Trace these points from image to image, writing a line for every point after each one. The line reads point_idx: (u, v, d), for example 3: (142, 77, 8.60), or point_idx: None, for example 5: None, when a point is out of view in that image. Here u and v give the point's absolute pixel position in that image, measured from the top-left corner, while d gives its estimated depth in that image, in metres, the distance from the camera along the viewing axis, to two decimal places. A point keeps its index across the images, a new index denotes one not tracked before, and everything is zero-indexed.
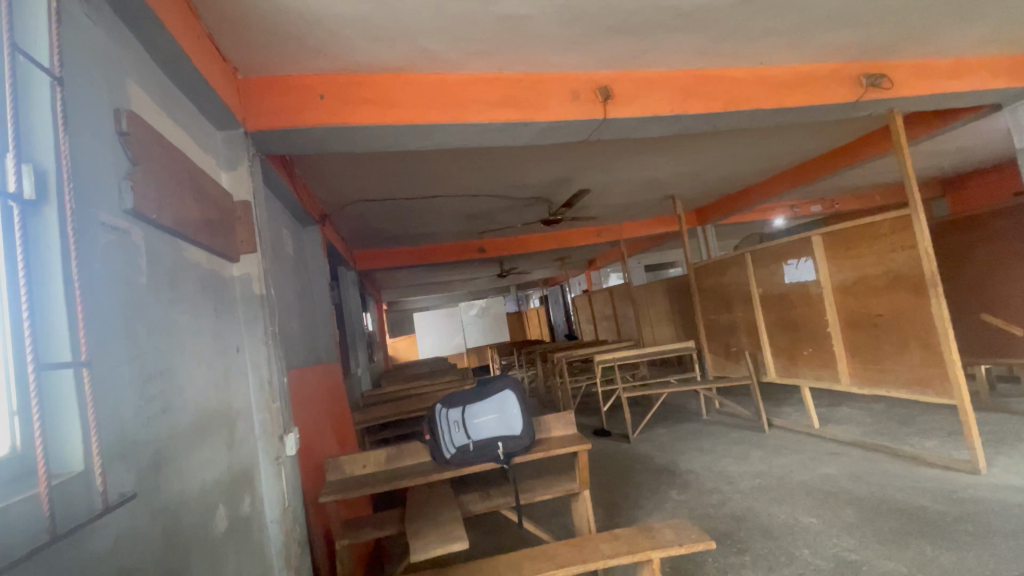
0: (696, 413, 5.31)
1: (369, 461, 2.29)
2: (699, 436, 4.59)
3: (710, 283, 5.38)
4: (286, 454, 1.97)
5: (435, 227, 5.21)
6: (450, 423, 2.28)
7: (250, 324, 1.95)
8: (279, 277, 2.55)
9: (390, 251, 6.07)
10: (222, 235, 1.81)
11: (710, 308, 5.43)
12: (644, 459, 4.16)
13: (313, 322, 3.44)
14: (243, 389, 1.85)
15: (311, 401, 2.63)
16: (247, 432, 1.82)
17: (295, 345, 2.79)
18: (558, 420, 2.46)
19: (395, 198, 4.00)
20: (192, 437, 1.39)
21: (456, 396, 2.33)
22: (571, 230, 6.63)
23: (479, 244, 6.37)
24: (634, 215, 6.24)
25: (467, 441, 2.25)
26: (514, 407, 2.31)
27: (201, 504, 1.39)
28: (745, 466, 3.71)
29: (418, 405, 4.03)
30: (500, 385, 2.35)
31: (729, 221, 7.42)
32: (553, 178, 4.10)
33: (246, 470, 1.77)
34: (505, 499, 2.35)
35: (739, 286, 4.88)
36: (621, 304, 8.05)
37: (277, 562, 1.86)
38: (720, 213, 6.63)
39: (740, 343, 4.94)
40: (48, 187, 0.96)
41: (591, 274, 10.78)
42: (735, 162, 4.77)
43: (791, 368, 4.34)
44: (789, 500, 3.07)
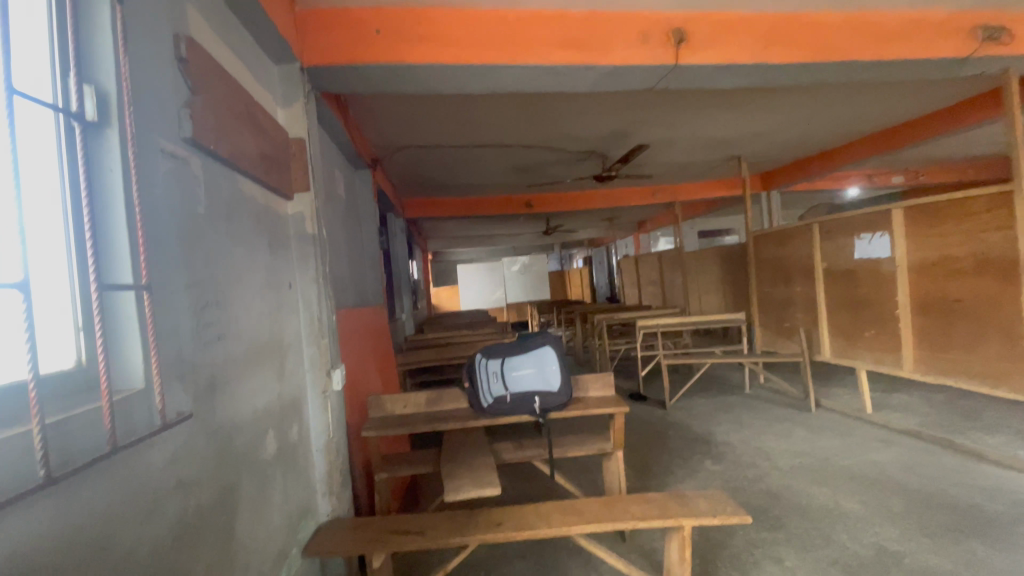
0: (738, 386, 5.16)
1: (410, 402, 2.36)
2: (739, 410, 4.47)
3: (769, 254, 5.06)
4: (333, 389, 2.05)
5: (484, 177, 5.11)
6: (488, 373, 2.28)
7: (302, 262, 1.99)
8: (330, 217, 2.58)
9: (438, 201, 6.05)
10: (277, 172, 1.82)
11: (766, 280, 5.15)
12: (679, 427, 4.11)
13: (362, 266, 3.51)
14: (295, 324, 1.92)
15: (357, 341, 2.71)
16: (297, 365, 1.90)
17: (344, 286, 2.86)
18: (597, 380, 2.42)
19: (446, 145, 3.92)
20: (245, 365, 1.46)
21: (496, 347, 2.32)
22: (624, 189, 6.36)
23: (528, 199, 6.23)
24: (692, 176, 5.89)
25: (504, 392, 2.25)
26: (554, 364, 2.28)
27: (253, 429, 1.47)
28: (786, 444, 3.59)
29: (458, 353, 4.11)
30: (541, 340, 2.33)
31: (796, 188, 6.90)
32: (610, 130, 3.88)
33: (295, 401, 1.85)
34: (538, 451, 2.38)
35: (801, 258, 4.58)
36: (669, 270, 7.78)
37: (320, 487, 1.98)
38: (787, 179, 6.16)
39: (795, 319, 4.69)
40: (108, 110, 0.96)
41: (639, 236, 10.44)
42: (812, 122, 4.35)
43: (849, 349, 4.09)
44: (830, 483, 2.97)
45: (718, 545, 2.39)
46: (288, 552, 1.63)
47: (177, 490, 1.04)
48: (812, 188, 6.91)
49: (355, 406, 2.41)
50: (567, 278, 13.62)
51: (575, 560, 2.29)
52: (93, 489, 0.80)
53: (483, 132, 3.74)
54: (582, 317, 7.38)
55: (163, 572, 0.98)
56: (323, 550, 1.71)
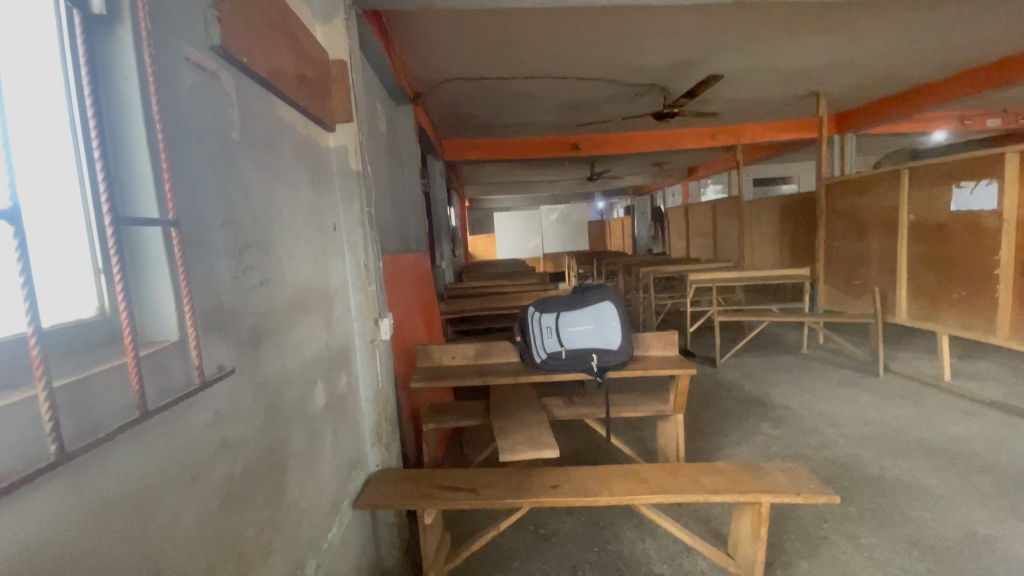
0: (794, 346, 4.85)
1: (458, 353, 2.22)
2: (797, 371, 4.20)
3: (844, 204, 4.58)
4: (381, 338, 1.93)
5: (529, 116, 4.76)
6: (542, 327, 2.11)
7: (347, 202, 1.82)
8: (373, 153, 2.38)
9: (479, 142, 5.73)
10: (317, 99, 1.62)
11: (837, 233, 4.69)
12: (732, 387, 3.89)
13: (404, 211, 3.34)
14: (341, 269, 1.77)
15: (400, 289, 2.56)
16: (344, 312, 1.77)
17: (387, 229, 2.70)
18: (658, 338, 2.21)
19: (492, 77, 3.59)
20: (291, 314, 1.33)
21: (550, 301, 2.14)
22: (680, 130, 5.85)
23: (574, 141, 5.84)
24: (759, 116, 5.33)
25: (559, 348, 2.07)
26: (614, 321, 2.08)
27: (302, 381, 1.36)
28: (852, 411, 3.33)
29: (501, 304, 3.97)
30: (600, 294, 2.12)
31: (875, 131, 6.17)
32: (677, 57, 3.44)
33: (344, 350, 1.74)
34: (592, 410, 2.23)
35: (882, 210, 4.09)
36: (722, 220, 7.28)
37: (369, 437, 1.90)
38: (868, 121, 5.50)
39: (867, 277, 4.28)
40: (119, 2, 0.78)
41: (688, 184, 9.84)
42: (914, 49, 3.74)
43: (930, 312, 3.69)
44: (904, 456, 2.73)
45: (781, 517, 2.24)
46: (339, 505, 1.57)
47: (222, 450, 0.94)
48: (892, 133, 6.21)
49: (402, 356, 2.31)
50: (606, 229, 13.15)
51: (628, 523, 2.18)
52: (119, 459, 0.69)
53: (534, 61, 3.39)
54: (625, 270, 7.07)
55: (210, 540, 0.89)
56: (374, 503, 1.64)
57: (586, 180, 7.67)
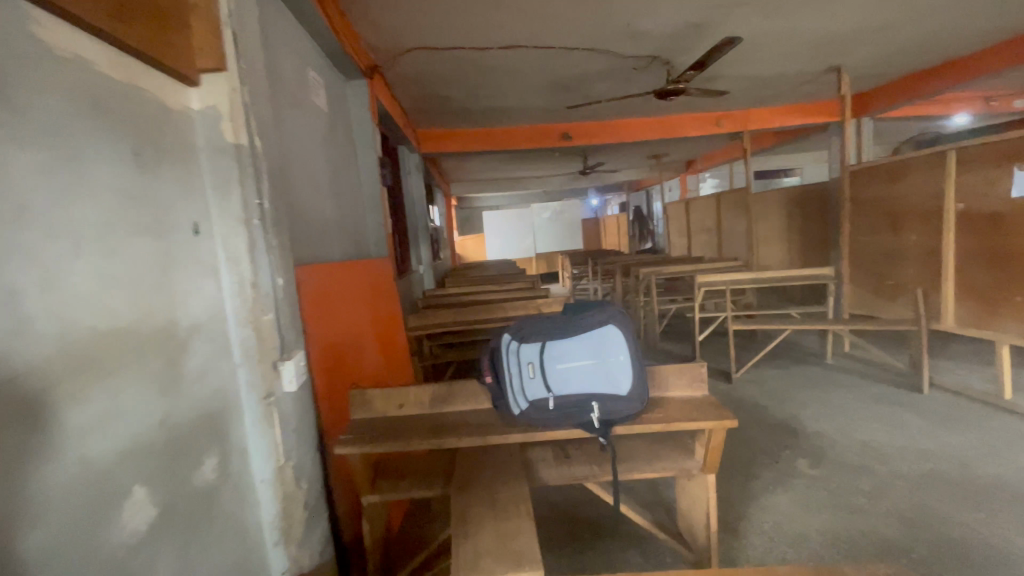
0: (816, 355, 4.29)
1: (408, 400, 1.63)
2: (824, 386, 3.65)
3: (872, 193, 4.01)
4: (282, 390, 1.32)
5: (513, 98, 4.16)
6: (520, 364, 1.49)
7: (219, 190, 1.22)
8: (292, 131, 1.78)
9: (459, 133, 5.12)
10: (145, 28, 1.04)
11: (865, 226, 4.11)
12: (753, 409, 3.31)
13: (357, 207, 2.73)
14: (209, 292, 1.18)
15: (338, 306, 1.95)
16: (216, 356, 1.18)
17: (324, 230, 2.10)
18: (681, 373, 1.62)
19: (464, 46, 2.99)
20: (36, 390, 0.76)
21: (530, 324, 1.52)
22: (682, 116, 5.30)
23: (565, 129, 5.25)
24: (770, 97, 4.76)
25: (547, 393, 1.46)
26: (622, 352, 1.48)
27: (72, 502, 0.80)
28: (902, 440, 2.75)
29: (482, 316, 3.37)
30: (600, 315, 1.50)
31: (895, 114, 5.60)
32: (685, 16, 2.86)
33: (214, 414, 1.15)
34: (593, 472, 1.64)
35: (919, 197, 3.52)
36: (727, 214, 6.69)
37: (271, 536, 1.30)
38: (890, 101, 4.86)
39: (903, 277, 3.71)
40: None
41: (686, 178, 9.27)
42: (961, 10, 3.16)
43: (984, 317, 3.10)
44: (985, 502, 2.12)
45: None
46: None
47: None
48: (909, 116, 5.53)
49: (333, 402, 1.70)
50: (601, 226, 12.53)
51: None
52: None
53: (513, 26, 2.79)
54: (623, 270, 6.48)
55: None
56: None
57: (580, 174, 7.09)
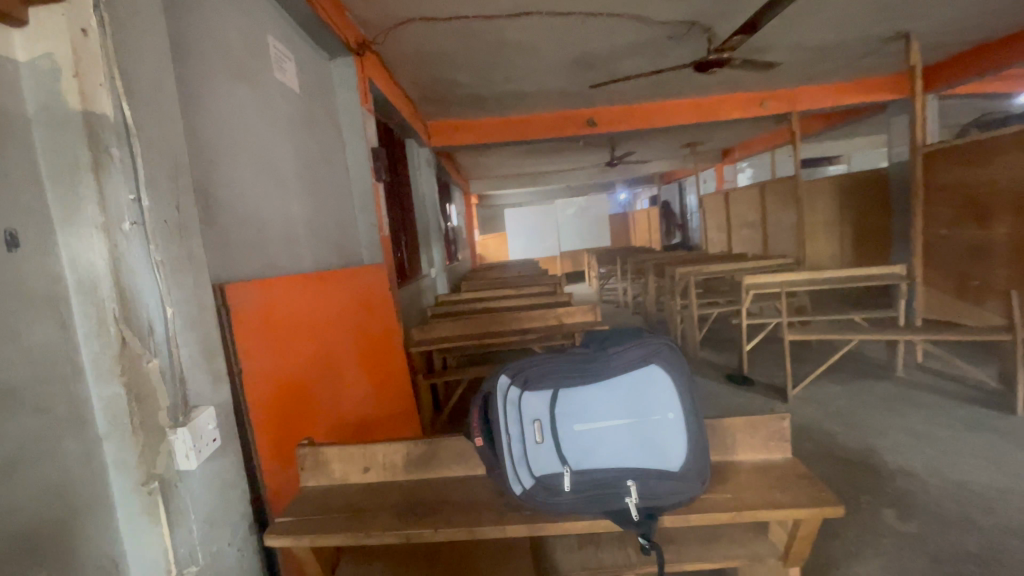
0: (884, 367, 3.68)
1: (374, 463, 1.22)
2: (898, 403, 3.06)
3: (949, 179, 3.23)
4: (174, 470, 0.91)
5: (530, 80, 3.70)
6: (525, 423, 1.04)
7: (63, 182, 0.82)
8: (225, 109, 1.38)
9: (472, 124, 4.68)
10: None
11: (943, 218, 3.32)
12: (816, 435, 2.75)
13: (342, 203, 2.32)
14: (44, 336, 0.79)
15: (304, 332, 1.58)
16: (53, 433, 0.79)
17: (287, 235, 1.69)
18: (752, 429, 1.16)
19: (469, 16, 2.55)
20: None
21: (542, 362, 1.07)
22: (720, 96, 4.76)
23: (589, 115, 4.76)
24: (825, 70, 4.16)
25: (561, 467, 1.02)
26: (671, 408, 1.02)
27: None
28: (999, 479, 2.06)
29: (494, 328, 2.93)
30: (637, 352, 1.04)
31: (960, 94, 4.62)
32: None
33: (47, 522, 0.76)
34: (628, 562, 1.18)
35: (1010, 183, 2.78)
36: (772, 206, 6.04)
37: None
38: (962, 69, 4.01)
39: (990, 277, 2.95)
40: None
41: (722, 169, 8.62)
42: None
43: None
44: None
45: None
46: None
47: None
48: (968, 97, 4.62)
49: (282, 458, 1.34)
50: (630, 223, 11.92)
51: None
52: None
53: None
54: (655, 270, 5.94)
55: None
56: None
57: (606, 166, 6.58)
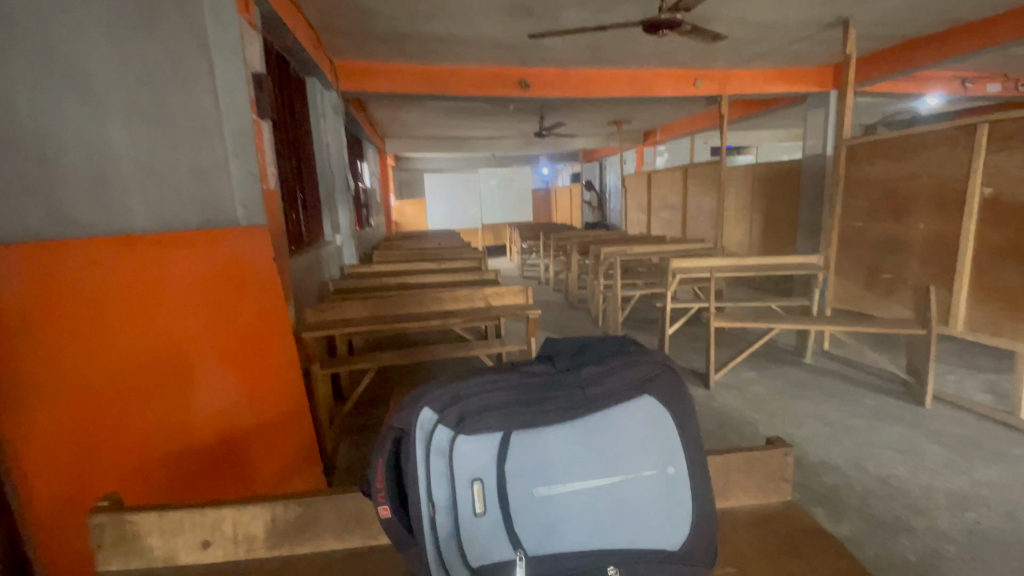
0: (792, 353, 3.80)
1: (218, 537, 0.79)
2: (810, 389, 3.12)
3: (871, 172, 3.30)
4: None
5: (460, 22, 3.20)
6: (455, 480, 0.69)
7: None
8: None
9: (388, 69, 4.07)
10: None
11: (859, 210, 3.40)
12: (739, 423, 2.68)
13: (205, 144, 1.71)
14: None
15: (116, 342, 1.34)
16: None
17: (96, 178, 1.58)
18: (749, 470, 0.91)
19: None
20: None
21: (484, 389, 0.73)
22: (656, 69, 4.58)
23: (521, 75, 4.35)
24: (759, 52, 4.10)
25: (511, 553, 0.68)
26: (671, 460, 0.73)
27: None
28: (921, 476, 2.06)
29: (411, 307, 2.50)
30: (623, 379, 0.74)
31: (874, 90, 4.84)
32: None
33: None
34: None
35: (934, 178, 2.86)
36: (693, 190, 6.11)
37: None
38: (886, 68, 4.16)
39: (904, 270, 3.06)
40: None
41: (644, 150, 8.68)
42: None
43: (1005, 323, 2.52)
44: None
45: None
46: None
47: None
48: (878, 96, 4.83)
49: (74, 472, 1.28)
50: (552, 198, 11.79)
51: None
52: None
53: None
54: (579, 247, 5.78)
55: None
56: None
57: (534, 135, 6.22)
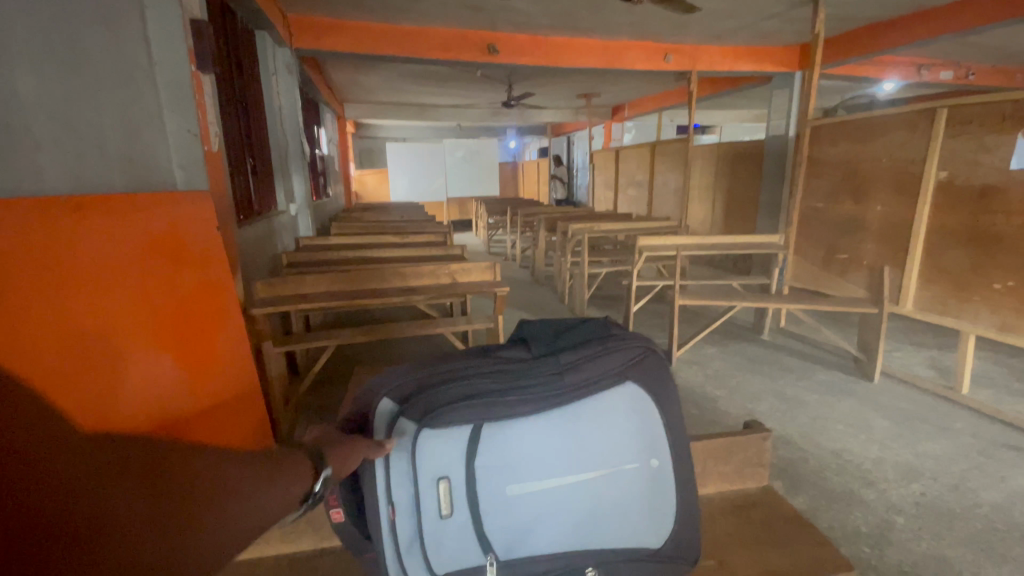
0: (750, 330, 3.90)
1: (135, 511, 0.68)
2: (768, 366, 3.20)
3: (833, 154, 3.35)
4: None
5: None
6: (418, 478, 0.62)
7: None
8: None
9: (345, 26, 3.79)
10: None
11: (819, 191, 3.46)
12: (701, 399, 2.72)
13: (136, 97, 1.53)
14: None
15: (23, 317, 1.02)
16: None
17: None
18: (728, 456, 0.88)
19: None
20: None
21: (452, 378, 0.66)
22: (627, 40, 4.47)
23: (489, 40, 4.16)
24: (730, 27, 4.06)
25: (481, 557, 0.63)
26: (654, 452, 0.69)
27: None
28: (872, 449, 2.15)
29: (371, 283, 2.37)
30: (605, 365, 0.68)
31: (838, 73, 4.90)
32: None
33: None
34: None
35: (892, 161, 2.92)
36: (660, 167, 6.12)
37: None
38: (850, 51, 4.21)
39: (860, 251, 3.15)
40: None
41: (612, 126, 8.61)
42: None
43: (953, 303, 2.62)
44: (1010, 559, 1.55)
45: None
46: None
47: None
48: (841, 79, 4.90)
49: None
50: (519, 173, 11.61)
51: None
52: None
53: None
54: (546, 223, 5.70)
55: None
56: None
57: (501, 106, 6.02)
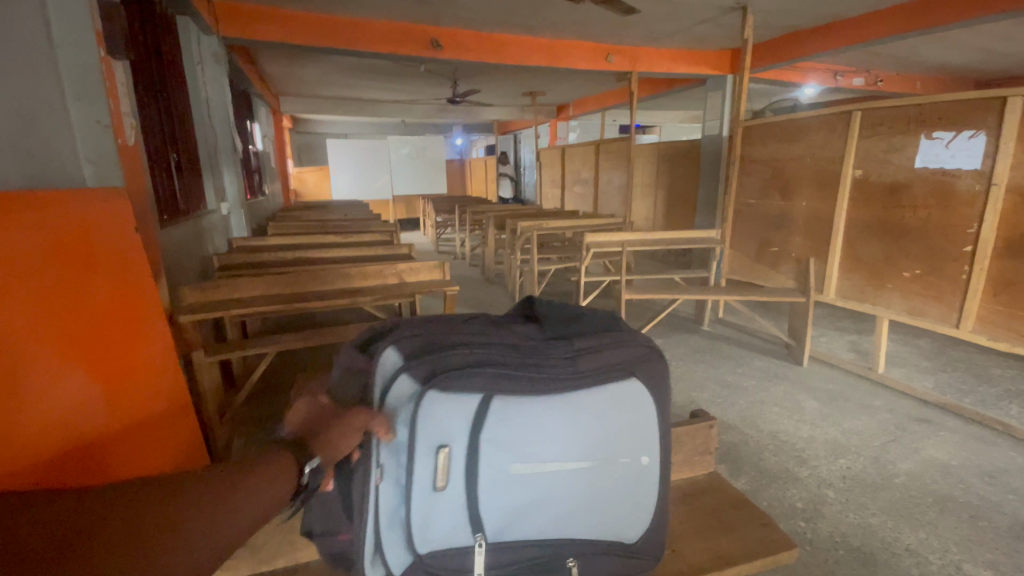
0: (692, 321, 4.06)
1: None
2: (709, 356, 3.34)
3: (763, 152, 3.54)
4: None
5: None
6: (417, 447, 0.61)
7: None
8: None
9: (278, 15, 3.59)
10: None
11: (751, 188, 3.65)
12: None
13: (35, 87, 1.38)
14: None
15: None
16: None
17: None
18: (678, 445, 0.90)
19: None
20: None
21: (467, 346, 0.65)
22: (570, 39, 4.52)
23: (431, 34, 4.07)
24: (667, 30, 4.19)
25: (470, 537, 0.64)
26: (647, 451, 0.70)
27: None
28: (804, 429, 2.29)
29: (314, 284, 2.26)
30: (617, 357, 0.68)
31: (765, 77, 5.19)
32: None
33: None
34: None
35: (814, 159, 3.13)
36: (604, 165, 6.24)
37: None
38: (775, 55, 4.46)
39: (789, 245, 3.35)
40: None
41: (557, 124, 8.70)
42: None
43: (870, 291, 2.85)
44: (924, 523, 1.69)
45: None
46: None
47: None
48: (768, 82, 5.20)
49: None
50: (465, 170, 11.49)
51: None
52: None
53: None
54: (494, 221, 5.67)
55: None
56: None
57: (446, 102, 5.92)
